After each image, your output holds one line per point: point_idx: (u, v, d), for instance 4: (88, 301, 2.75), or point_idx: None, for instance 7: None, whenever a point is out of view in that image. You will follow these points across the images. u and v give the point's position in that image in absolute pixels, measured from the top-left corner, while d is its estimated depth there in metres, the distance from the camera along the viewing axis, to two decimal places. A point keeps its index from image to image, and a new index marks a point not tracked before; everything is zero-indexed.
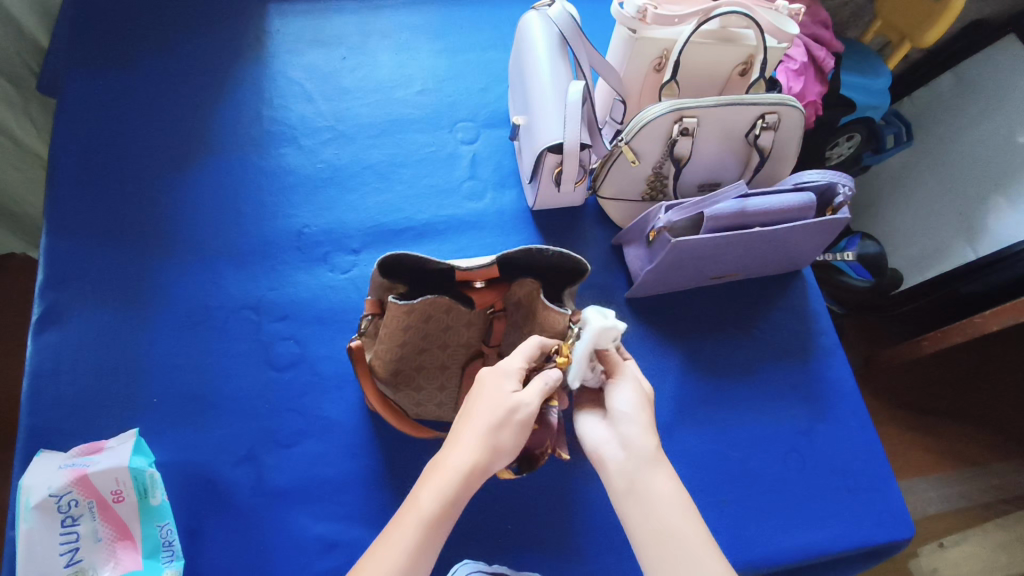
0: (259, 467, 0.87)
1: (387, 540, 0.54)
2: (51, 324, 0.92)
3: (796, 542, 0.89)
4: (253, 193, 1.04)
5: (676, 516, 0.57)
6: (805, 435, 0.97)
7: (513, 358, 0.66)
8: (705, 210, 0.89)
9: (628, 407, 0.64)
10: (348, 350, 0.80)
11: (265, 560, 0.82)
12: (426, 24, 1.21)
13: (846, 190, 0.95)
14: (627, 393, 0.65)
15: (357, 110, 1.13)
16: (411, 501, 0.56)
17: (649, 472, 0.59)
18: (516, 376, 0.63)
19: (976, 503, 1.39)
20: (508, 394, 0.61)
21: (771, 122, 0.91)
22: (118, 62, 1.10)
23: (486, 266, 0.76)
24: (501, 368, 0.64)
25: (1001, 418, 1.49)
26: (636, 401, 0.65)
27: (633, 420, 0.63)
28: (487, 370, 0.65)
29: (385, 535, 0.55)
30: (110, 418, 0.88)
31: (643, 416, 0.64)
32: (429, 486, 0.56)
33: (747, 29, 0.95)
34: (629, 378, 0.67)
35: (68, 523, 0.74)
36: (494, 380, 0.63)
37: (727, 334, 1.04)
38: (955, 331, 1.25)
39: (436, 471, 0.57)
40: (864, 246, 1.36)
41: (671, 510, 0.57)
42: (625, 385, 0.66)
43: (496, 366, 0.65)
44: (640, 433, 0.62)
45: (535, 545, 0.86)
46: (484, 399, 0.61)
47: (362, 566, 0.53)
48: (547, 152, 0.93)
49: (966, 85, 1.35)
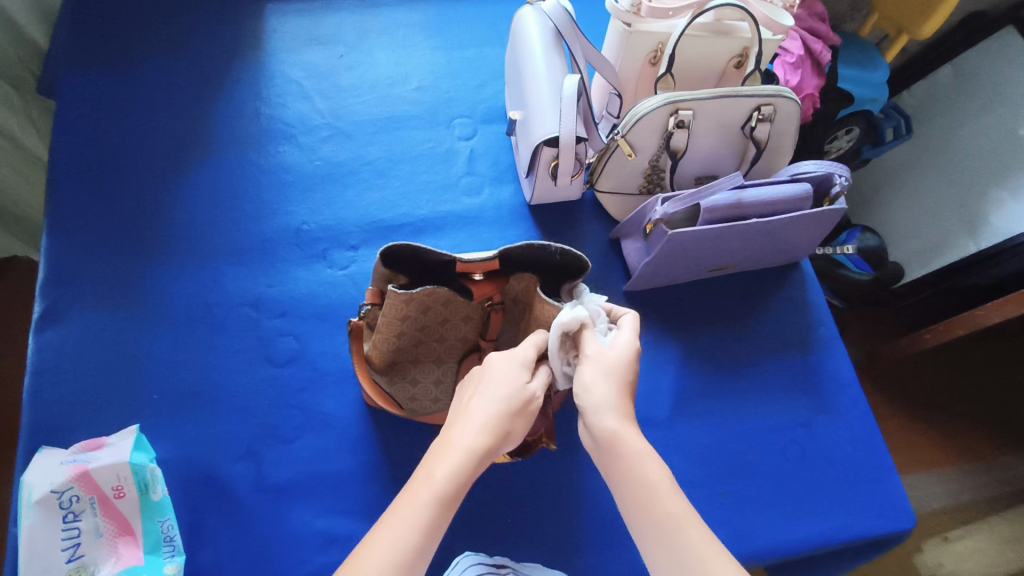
0: (259, 462, 0.88)
1: (401, 515, 0.54)
2: (51, 323, 0.92)
3: (797, 534, 0.89)
4: (251, 190, 1.05)
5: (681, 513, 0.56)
6: (804, 427, 0.97)
7: (525, 347, 0.67)
8: (701, 201, 0.90)
9: (587, 388, 0.64)
10: (349, 326, 0.83)
11: (265, 555, 0.82)
12: (422, 22, 1.22)
13: (842, 180, 0.96)
14: (590, 375, 0.64)
15: (355, 107, 1.13)
16: (424, 475, 0.56)
17: (623, 448, 0.60)
18: (529, 366, 0.65)
19: (981, 496, 1.38)
20: (524, 384, 0.63)
21: (767, 113, 0.91)
22: (116, 62, 1.11)
23: (488, 260, 0.76)
24: (514, 356, 0.65)
25: (1003, 410, 1.48)
26: (603, 383, 0.64)
27: (619, 431, 0.61)
28: (496, 355, 0.66)
29: (397, 507, 0.55)
30: (110, 415, 0.88)
31: (605, 395, 0.63)
32: (444, 463, 0.56)
33: (741, 21, 0.94)
34: (595, 364, 0.65)
35: (69, 518, 0.75)
36: (510, 367, 0.64)
37: (724, 326, 1.04)
38: (956, 324, 1.24)
39: (451, 449, 0.57)
40: (864, 239, 1.36)
41: (652, 478, 0.58)
42: (590, 367, 0.65)
43: (507, 351, 0.66)
44: (602, 416, 0.62)
45: (534, 538, 0.85)
46: (502, 384, 0.62)
47: (376, 538, 0.53)
48: (543, 146, 0.93)
49: (965, 78, 1.35)
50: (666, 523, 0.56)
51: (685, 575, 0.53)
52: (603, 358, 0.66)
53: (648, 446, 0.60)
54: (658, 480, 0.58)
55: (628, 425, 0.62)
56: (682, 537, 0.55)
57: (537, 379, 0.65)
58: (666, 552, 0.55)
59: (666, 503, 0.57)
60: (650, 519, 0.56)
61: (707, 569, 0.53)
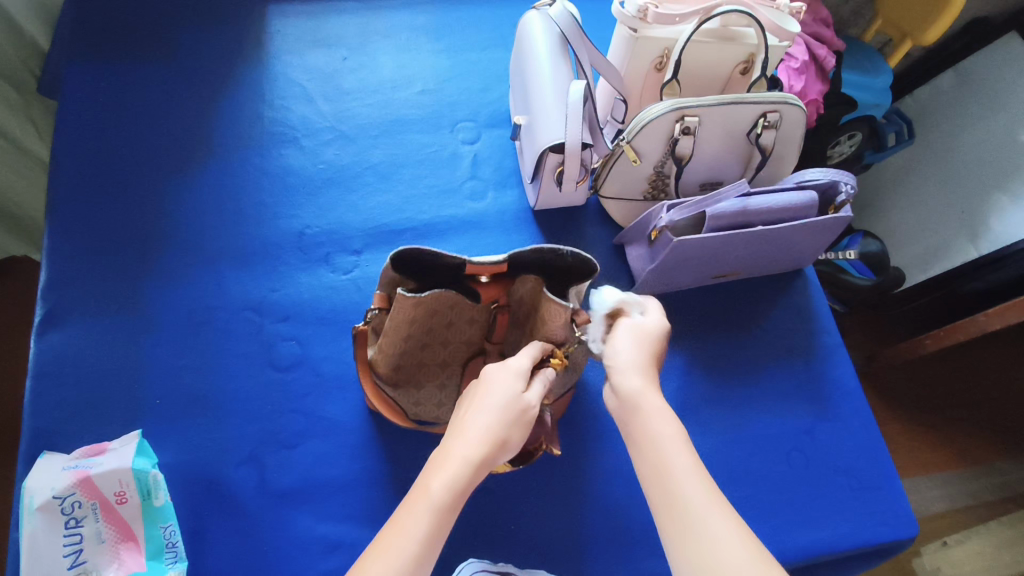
0: (262, 468, 0.87)
1: (400, 528, 0.53)
2: (52, 326, 0.92)
3: (799, 541, 0.89)
4: (254, 194, 1.05)
5: (683, 458, 0.57)
6: (808, 434, 0.97)
7: (518, 357, 0.68)
8: (706, 209, 0.89)
9: (617, 353, 0.68)
10: (354, 330, 0.80)
11: (268, 561, 0.82)
12: (427, 25, 1.21)
13: (849, 188, 0.95)
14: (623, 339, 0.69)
15: (358, 110, 1.13)
16: (421, 488, 0.56)
17: (641, 411, 0.61)
18: (524, 376, 0.65)
19: (980, 501, 1.39)
20: (519, 393, 0.62)
21: (773, 120, 0.91)
22: (118, 64, 1.10)
23: (496, 264, 0.74)
24: (509, 366, 0.65)
25: (1002, 416, 1.48)
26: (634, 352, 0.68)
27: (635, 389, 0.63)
28: (491, 368, 0.66)
29: (397, 519, 0.54)
30: (113, 420, 0.88)
31: (631, 361, 0.66)
32: (440, 474, 0.56)
33: (748, 27, 0.95)
34: (625, 336, 0.70)
35: (71, 525, 0.75)
36: (503, 377, 0.64)
37: (729, 333, 1.04)
38: (956, 331, 1.25)
39: (448, 460, 0.57)
40: (865, 244, 1.37)
41: (658, 422, 0.60)
42: (622, 336, 0.70)
43: (501, 364, 0.66)
44: (627, 377, 0.64)
45: (537, 545, 0.85)
46: (497, 394, 0.62)
47: (376, 553, 0.52)
48: (548, 152, 0.93)
49: (966, 84, 1.35)
50: (665, 459, 0.56)
51: (681, 507, 0.53)
52: (636, 335, 0.70)
53: (660, 406, 0.61)
54: (666, 432, 0.59)
55: (651, 388, 0.64)
56: (682, 483, 0.55)
57: (532, 388, 0.65)
58: (664, 479, 0.55)
59: (675, 457, 0.56)
60: (656, 464, 0.57)
61: (704, 511, 0.53)
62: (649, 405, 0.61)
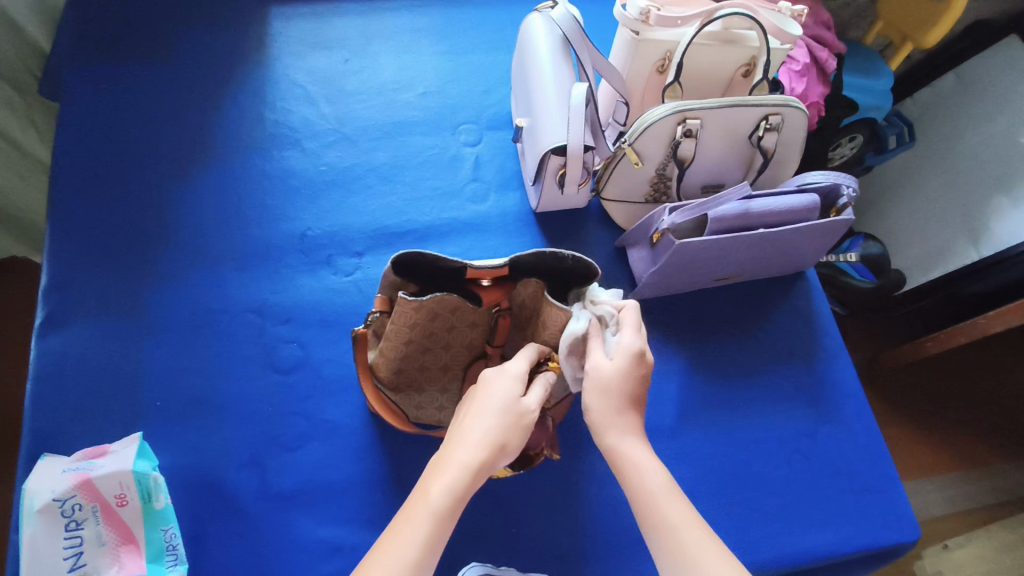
0: (263, 470, 0.87)
1: (399, 533, 0.54)
2: (53, 328, 0.92)
3: (800, 545, 0.89)
4: (255, 196, 1.04)
5: (677, 510, 0.60)
6: (810, 437, 0.97)
7: (516, 361, 0.67)
8: (708, 212, 0.90)
9: (592, 405, 0.67)
10: (353, 334, 0.81)
11: (269, 564, 0.82)
12: (429, 27, 1.21)
13: (850, 191, 0.96)
14: (593, 386, 0.67)
15: (359, 113, 1.13)
16: (421, 494, 0.56)
17: (632, 465, 0.63)
18: (522, 380, 0.64)
19: (981, 504, 1.38)
20: (517, 397, 0.62)
21: (774, 123, 0.91)
22: (119, 65, 1.10)
23: (498, 266, 0.75)
24: (507, 370, 0.65)
25: (1003, 419, 1.48)
26: (609, 397, 0.66)
27: (621, 446, 0.64)
28: (489, 373, 0.66)
29: (397, 524, 0.54)
30: (113, 422, 0.88)
31: (609, 412, 0.66)
32: (439, 479, 0.56)
33: (751, 30, 0.95)
34: (595, 378, 0.68)
35: (72, 527, 0.75)
36: (502, 382, 0.63)
37: (730, 336, 1.04)
38: (958, 333, 1.24)
39: (447, 465, 0.57)
40: (867, 247, 1.36)
41: (648, 474, 0.63)
42: (592, 383, 0.67)
43: (501, 367, 0.66)
44: (610, 434, 0.65)
45: (538, 549, 0.85)
46: (495, 398, 0.62)
47: (376, 557, 0.52)
48: (550, 155, 0.93)
49: (968, 87, 1.35)
50: (661, 513, 0.60)
51: (683, 561, 0.57)
52: (606, 374, 0.67)
53: (648, 457, 0.64)
54: (656, 487, 0.62)
55: (637, 438, 0.66)
56: (682, 536, 0.58)
57: (531, 393, 0.65)
58: (665, 536, 0.59)
59: (669, 510, 0.60)
60: (652, 521, 0.60)
61: (706, 563, 0.56)
62: (638, 457, 0.64)
